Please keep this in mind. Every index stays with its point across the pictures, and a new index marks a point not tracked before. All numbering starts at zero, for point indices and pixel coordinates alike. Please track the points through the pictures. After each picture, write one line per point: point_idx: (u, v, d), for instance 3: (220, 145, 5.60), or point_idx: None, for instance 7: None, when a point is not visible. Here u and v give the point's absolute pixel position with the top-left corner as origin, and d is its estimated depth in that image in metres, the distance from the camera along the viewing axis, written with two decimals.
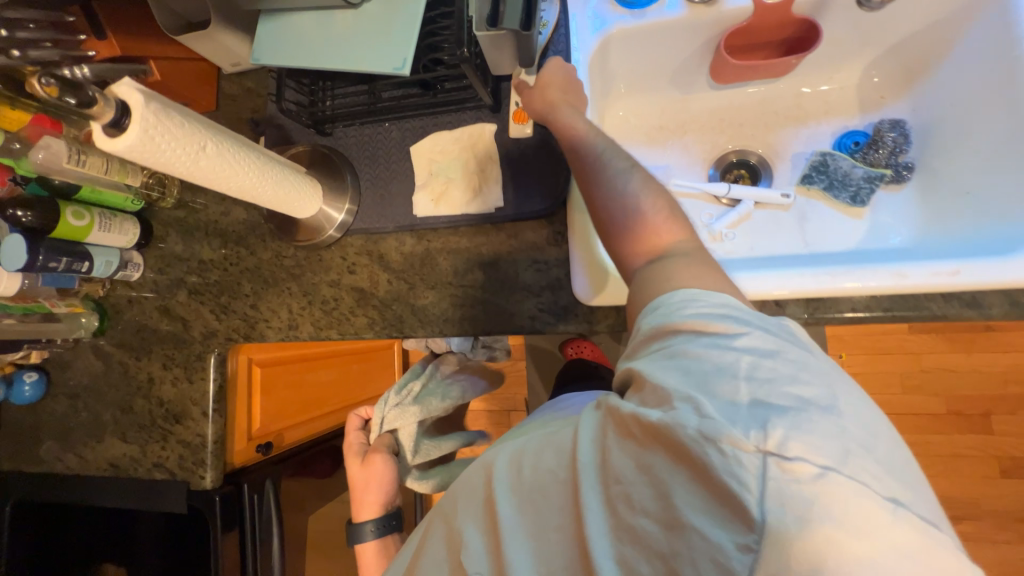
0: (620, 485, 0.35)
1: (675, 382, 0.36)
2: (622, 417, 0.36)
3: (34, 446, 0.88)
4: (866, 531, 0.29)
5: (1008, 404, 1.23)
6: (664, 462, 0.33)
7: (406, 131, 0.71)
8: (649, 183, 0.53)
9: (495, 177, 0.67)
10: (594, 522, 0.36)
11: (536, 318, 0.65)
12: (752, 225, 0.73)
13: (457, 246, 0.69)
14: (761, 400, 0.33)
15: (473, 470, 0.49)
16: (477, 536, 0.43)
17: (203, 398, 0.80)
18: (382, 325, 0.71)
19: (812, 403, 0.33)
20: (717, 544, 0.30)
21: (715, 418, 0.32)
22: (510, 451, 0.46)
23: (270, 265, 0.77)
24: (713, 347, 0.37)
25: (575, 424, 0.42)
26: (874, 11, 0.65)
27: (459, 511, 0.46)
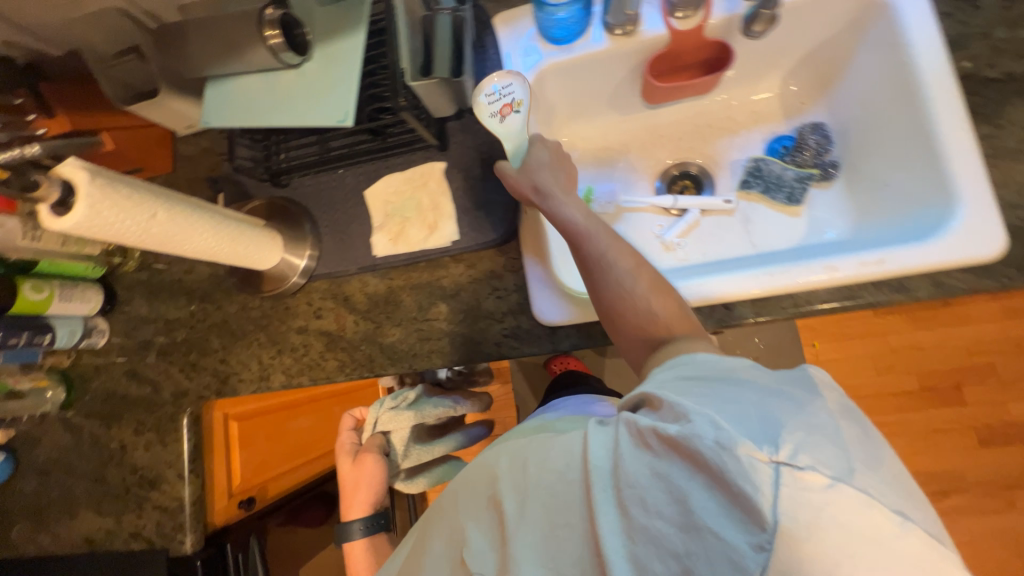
0: (632, 490, 0.35)
1: (688, 403, 0.37)
2: (638, 429, 0.37)
3: (6, 530, 0.85)
4: (873, 539, 0.30)
5: (977, 375, 1.27)
6: (678, 468, 0.34)
7: (360, 176, 0.74)
8: (645, 271, 0.54)
9: (449, 212, 0.69)
10: (607, 523, 0.36)
11: (502, 344, 0.67)
12: (701, 232, 0.77)
13: (420, 282, 0.70)
14: (772, 417, 0.34)
15: (473, 469, 0.51)
16: (481, 535, 0.45)
17: (179, 459, 0.79)
18: (352, 367, 0.71)
19: (823, 424, 0.34)
20: (732, 544, 0.31)
21: (730, 429, 0.33)
22: (511, 451, 0.47)
23: (237, 318, 0.78)
24: (728, 382, 0.39)
25: (584, 431, 0.42)
26: (757, 37, 0.69)
27: (461, 510, 0.48)
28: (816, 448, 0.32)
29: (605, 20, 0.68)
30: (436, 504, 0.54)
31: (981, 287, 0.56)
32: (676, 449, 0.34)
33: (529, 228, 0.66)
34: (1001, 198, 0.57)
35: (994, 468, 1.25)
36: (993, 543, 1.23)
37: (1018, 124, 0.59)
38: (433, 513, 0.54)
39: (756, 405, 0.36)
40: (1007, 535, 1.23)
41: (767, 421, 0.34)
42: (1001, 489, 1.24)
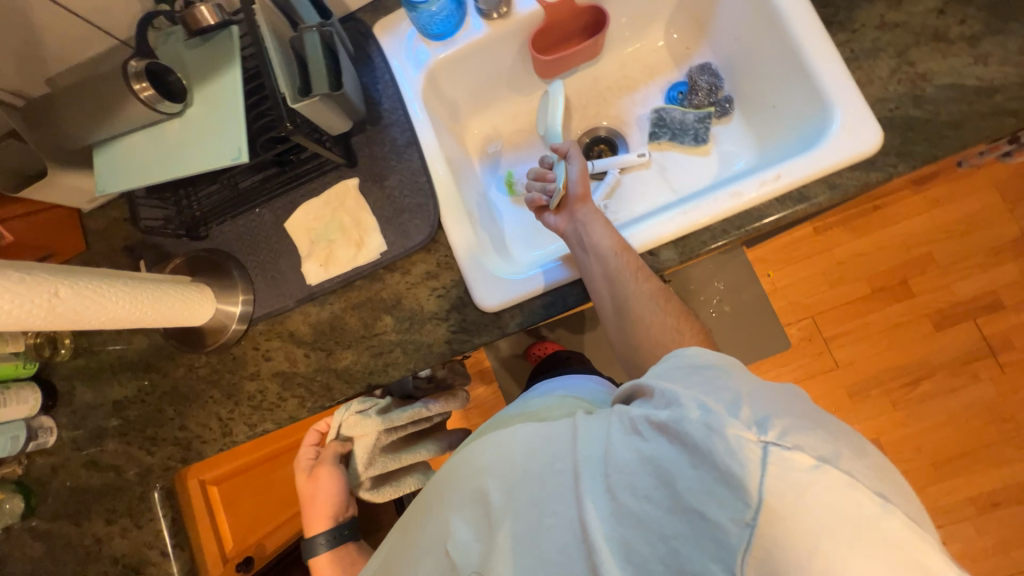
0: (621, 475, 0.39)
1: (681, 390, 0.40)
2: (632, 418, 0.41)
3: None
4: (854, 519, 0.31)
5: (918, 266, 1.34)
6: (665, 450, 0.37)
7: (277, 210, 0.72)
8: (655, 287, 0.60)
9: (371, 225, 0.69)
10: (598, 511, 0.39)
11: (452, 340, 0.67)
12: (624, 190, 0.79)
13: (359, 299, 0.70)
14: (762, 404, 0.36)
15: (456, 465, 0.52)
16: (465, 525, 0.46)
17: (159, 535, 0.76)
18: (313, 399, 0.70)
19: (814, 416, 0.36)
20: (717, 523, 0.33)
21: (719, 411, 0.36)
22: (497, 441, 0.50)
23: (186, 380, 0.76)
24: (724, 372, 0.42)
25: (579, 424, 0.46)
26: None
27: (445, 504, 0.49)
28: (803, 431, 0.34)
29: (479, 7, 0.70)
30: (417, 503, 0.54)
31: (871, 180, 0.59)
32: (664, 432, 0.38)
33: (454, 220, 0.68)
34: (869, 96, 0.61)
35: (953, 347, 1.32)
36: (970, 417, 1.31)
37: (869, 24, 0.63)
38: (414, 513, 0.54)
39: (747, 393, 0.38)
40: (979, 406, 1.31)
41: (756, 407, 0.36)
42: (963, 364, 1.32)
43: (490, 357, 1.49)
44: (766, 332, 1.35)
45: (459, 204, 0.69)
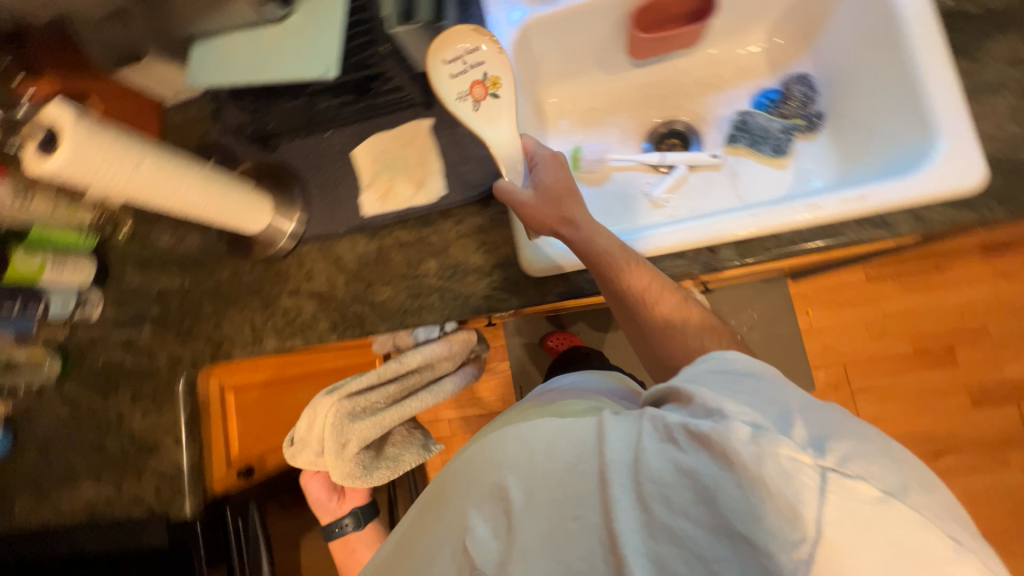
0: (655, 487, 0.36)
1: (723, 400, 0.38)
2: (667, 425, 0.38)
3: (8, 505, 0.85)
4: (917, 557, 0.32)
5: (968, 336, 1.28)
6: (706, 465, 0.35)
7: (347, 136, 0.74)
8: (656, 283, 0.57)
9: (436, 168, 0.70)
10: (627, 517, 0.37)
11: (491, 297, 0.67)
12: (689, 187, 0.77)
13: (408, 239, 0.71)
14: (818, 430, 0.36)
15: (472, 454, 0.48)
16: (485, 525, 0.43)
17: (176, 423, 0.80)
18: (344, 327, 0.72)
19: (875, 441, 0.36)
20: (774, 553, 0.33)
21: (774, 433, 0.35)
22: (516, 433, 0.45)
23: (229, 284, 0.78)
24: (767, 385, 0.41)
25: (600, 420, 0.42)
26: None
27: (462, 496, 0.45)
28: (865, 460, 0.34)
29: None
30: (433, 489, 0.52)
31: (962, 219, 0.56)
32: (706, 446, 0.36)
33: None
34: (981, 131, 0.58)
35: (988, 427, 1.26)
36: (992, 501, 1.24)
37: (998, 58, 0.59)
38: (430, 501, 0.51)
39: (797, 410, 0.38)
40: (1002, 493, 1.24)
41: (811, 427, 0.36)
42: (994, 447, 1.25)
43: (507, 335, 1.49)
44: (793, 369, 1.31)
45: None
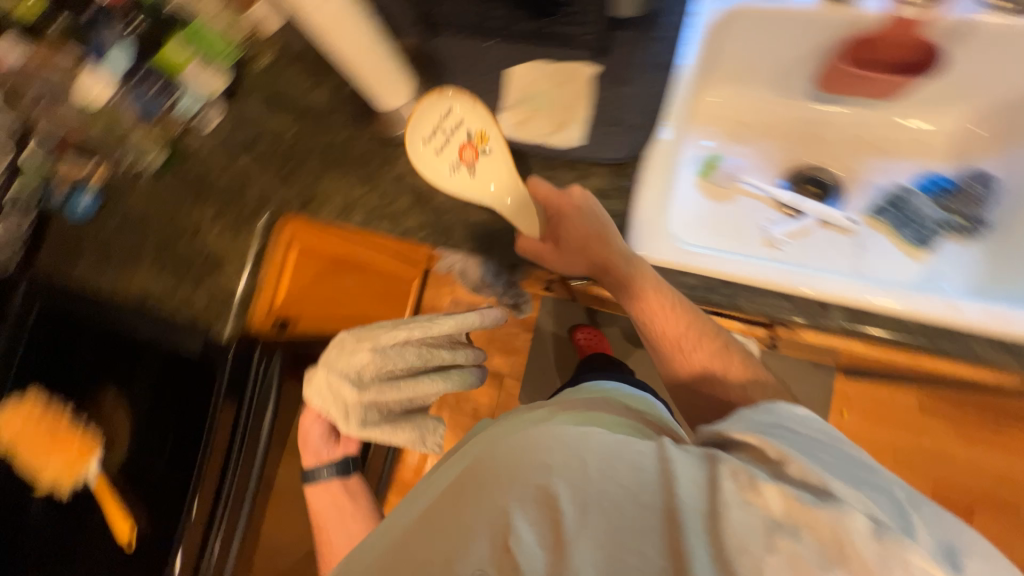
0: (743, 546, 0.38)
1: (826, 482, 0.41)
2: (757, 485, 0.40)
3: (65, 262, 0.89)
4: None
5: (993, 505, 1.22)
6: (805, 544, 0.37)
7: (507, 53, 0.72)
8: (674, 317, 0.62)
9: (583, 118, 0.68)
10: (701, 559, 0.38)
11: (582, 261, 0.66)
12: (808, 239, 0.74)
13: (525, 174, 0.70)
14: (932, 535, 0.39)
15: (512, 444, 0.47)
16: (528, 528, 0.41)
17: (245, 252, 0.84)
18: (429, 232, 0.73)
19: (980, 552, 0.39)
20: None
21: (890, 530, 0.37)
22: (572, 436, 0.46)
23: (340, 147, 0.80)
24: (868, 471, 0.44)
25: (665, 449, 0.44)
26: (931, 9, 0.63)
27: (505, 492, 0.43)
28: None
29: None
30: (457, 476, 0.49)
31: None
32: (802, 517, 0.39)
33: (654, 159, 0.69)
34: None
35: None
36: None
37: None
38: (455, 486, 0.48)
39: (905, 502, 0.41)
40: None
41: (922, 530, 0.39)
42: None
43: (541, 309, 1.49)
44: None
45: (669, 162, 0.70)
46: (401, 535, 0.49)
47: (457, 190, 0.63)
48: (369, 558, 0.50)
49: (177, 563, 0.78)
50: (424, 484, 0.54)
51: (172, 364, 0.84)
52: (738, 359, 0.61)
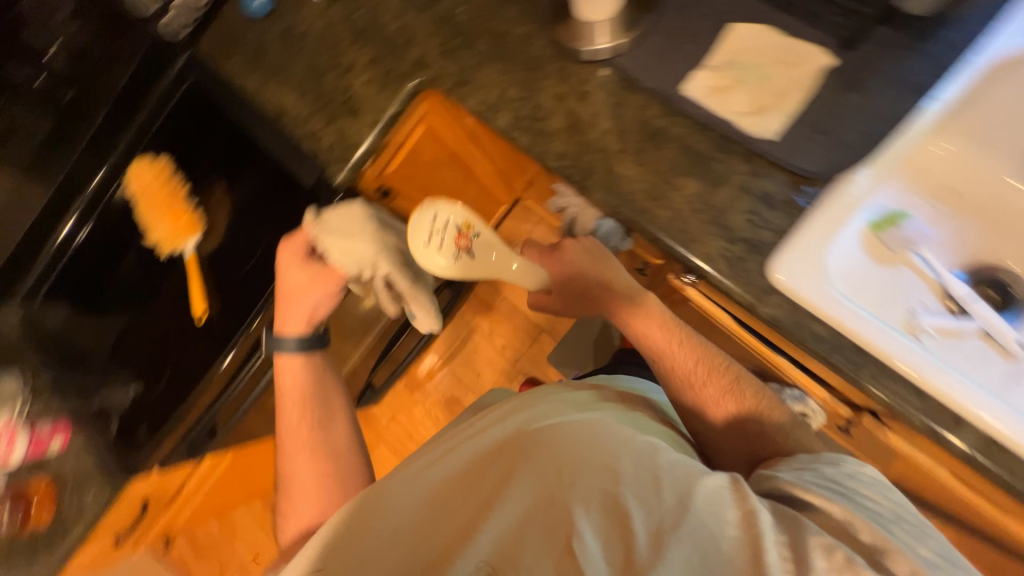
0: None
1: None
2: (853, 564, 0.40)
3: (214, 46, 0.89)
4: None
5: None
6: None
7: (738, 5, 0.65)
8: (672, 339, 0.68)
9: (788, 111, 0.60)
10: None
11: (713, 259, 0.60)
12: (960, 346, 0.63)
13: (693, 146, 0.63)
14: None
15: (577, 440, 0.50)
16: (592, 536, 0.42)
17: (383, 111, 0.81)
18: (570, 165, 0.67)
19: None
20: None
21: None
22: (638, 454, 0.48)
23: (516, 41, 0.74)
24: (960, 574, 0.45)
25: (740, 494, 0.45)
26: None
27: (570, 491, 0.45)
28: None
29: None
30: (509, 460, 0.51)
31: None
32: None
33: (844, 187, 0.57)
34: None
35: None
36: None
37: None
38: (509, 471, 0.49)
39: None
40: None
41: None
42: None
43: None
44: None
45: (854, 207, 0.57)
46: (449, 500, 0.50)
47: (464, 276, 0.70)
48: (411, 515, 0.51)
49: (223, 363, 0.83)
50: (468, 452, 0.56)
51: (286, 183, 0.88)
52: (752, 397, 0.65)
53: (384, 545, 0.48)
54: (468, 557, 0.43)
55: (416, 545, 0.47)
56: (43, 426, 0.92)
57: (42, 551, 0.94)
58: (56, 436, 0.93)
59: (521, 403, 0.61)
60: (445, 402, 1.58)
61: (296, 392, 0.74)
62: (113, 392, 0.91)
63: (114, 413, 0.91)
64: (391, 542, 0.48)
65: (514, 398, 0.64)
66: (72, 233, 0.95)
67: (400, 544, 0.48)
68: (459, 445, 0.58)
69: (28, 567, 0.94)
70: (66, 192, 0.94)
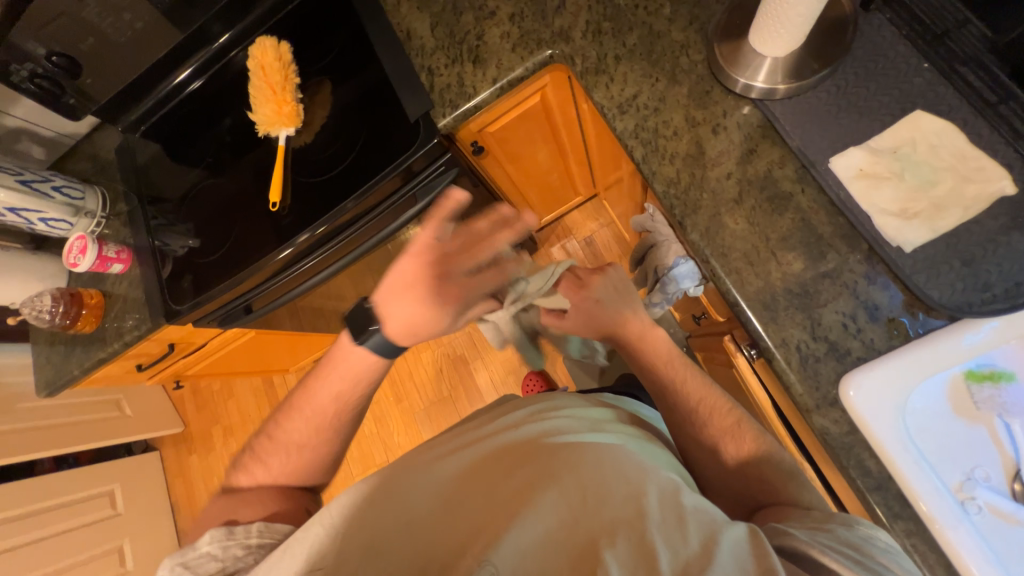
0: None
1: None
2: None
3: None
4: None
5: None
6: None
7: (931, 90, 0.57)
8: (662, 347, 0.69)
9: (938, 226, 0.54)
10: None
11: (786, 347, 0.56)
12: (1008, 532, 0.56)
13: (815, 223, 0.58)
14: None
15: (594, 462, 0.48)
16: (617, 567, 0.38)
17: (507, 70, 0.77)
18: (676, 196, 0.63)
19: None
20: None
21: None
22: (658, 488, 0.45)
23: (669, 47, 0.69)
24: None
25: (755, 541, 0.39)
26: None
27: (591, 519, 0.42)
28: None
29: None
30: (530, 474, 0.48)
31: None
32: None
33: (957, 330, 0.52)
34: None
35: None
36: None
37: None
38: (529, 486, 0.47)
39: None
40: None
41: None
42: None
43: None
44: None
45: (961, 356, 0.52)
46: (468, 509, 0.48)
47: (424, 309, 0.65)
48: (431, 515, 0.49)
49: (282, 253, 0.85)
50: (488, 460, 0.53)
51: (388, 103, 0.85)
52: (742, 434, 0.60)
53: (406, 544, 0.47)
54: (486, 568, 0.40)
55: (436, 552, 0.45)
56: (110, 247, 0.97)
57: (77, 352, 1.04)
58: (119, 260, 0.99)
59: (539, 411, 0.61)
60: (453, 358, 1.61)
61: (351, 376, 0.67)
62: (174, 238, 0.96)
63: (171, 256, 0.96)
64: (413, 543, 0.47)
65: (531, 405, 0.63)
66: (186, 80, 1.01)
67: (423, 547, 0.46)
68: (480, 450, 0.56)
69: (61, 361, 1.04)
70: (196, 37, 0.97)
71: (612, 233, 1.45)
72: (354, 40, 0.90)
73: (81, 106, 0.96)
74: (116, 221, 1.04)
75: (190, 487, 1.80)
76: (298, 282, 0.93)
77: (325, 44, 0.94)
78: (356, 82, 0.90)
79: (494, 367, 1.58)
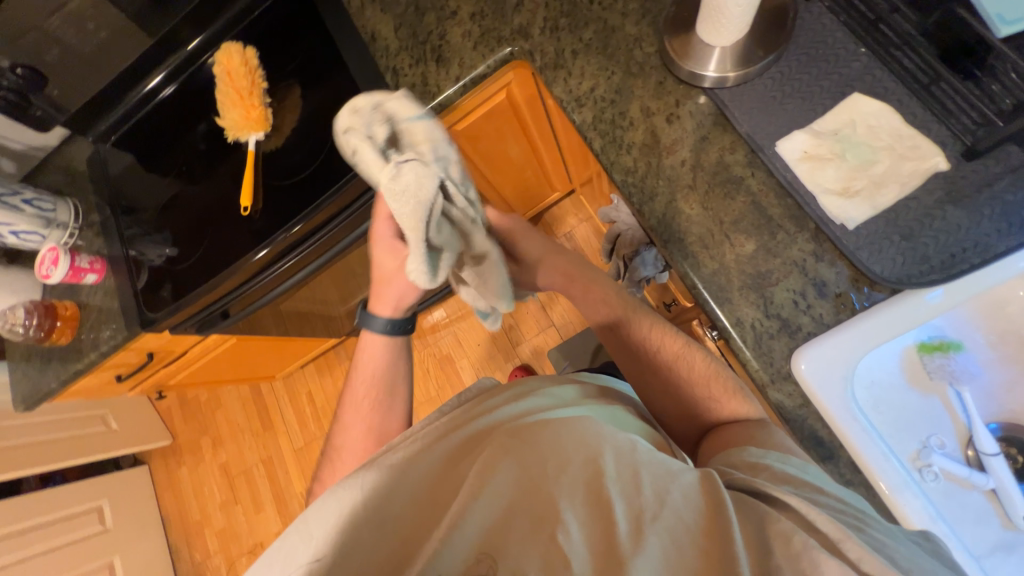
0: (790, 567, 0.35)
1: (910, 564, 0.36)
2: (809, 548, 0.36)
3: None
4: None
5: None
6: None
7: (868, 74, 0.60)
8: (657, 328, 0.64)
9: (878, 203, 0.56)
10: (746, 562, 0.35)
11: (740, 324, 0.58)
12: (959, 493, 0.59)
13: (767, 204, 0.60)
14: None
15: (550, 426, 0.46)
16: (575, 524, 0.38)
17: (470, 68, 0.79)
18: (634, 182, 0.65)
19: None
20: None
21: None
22: (613, 444, 0.44)
23: (624, 40, 0.70)
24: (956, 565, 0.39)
25: (701, 480, 0.42)
26: None
27: (547, 482, 0.41)
28: None
29: None
30: (488, 446, 0.46)
31: None
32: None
33: (897, 304, 0.54)
34: None
35: None
36: None
37: None
38: (486, 459, 0.44)
39: None
40: None
41: None
42: None
43: None
44: None
45: (901, 328, 0.54)
46: (435, 495, 0.46)
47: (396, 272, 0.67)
48: (402, 506, 0.47)
49: (257, 255, 0.86)
50: (453, 442, 0.51)
51: None
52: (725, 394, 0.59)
53: (378, 537, 0.44)
54: (455, 550, 0.38)
55: (408, 545, 0.43)
56: (83, 258, 0.97)
57: (53, 363, 1.03)
58: (92, 270, 0.98)
59: (501, 388, 0.59)
60: (439, 358, 1.62)
61: None
62: (150, 247, 0.95)
63: (147, 265, 0.96)
64: (386, 536, 0.45)
65: (496, 386, 0.61)
66: (157, 89, 0.99)
67: (395, 540, 0.44)
68: (445, 433, 0.53)
69: (38, 374, 1.04)
70: (164, 45, 0.96)
71: (591, 228, 1.46)
72: (321, 47, 0.91)
73: (52, 117, 0.95)
74: (90, 232, 1.04)
75: (179, 499, 1.79)
76: (273, 284, 0.93)
77: (294, 50, 0.94)
78: (325, 86, 0.91)
79: (480, 365, 1.59)
